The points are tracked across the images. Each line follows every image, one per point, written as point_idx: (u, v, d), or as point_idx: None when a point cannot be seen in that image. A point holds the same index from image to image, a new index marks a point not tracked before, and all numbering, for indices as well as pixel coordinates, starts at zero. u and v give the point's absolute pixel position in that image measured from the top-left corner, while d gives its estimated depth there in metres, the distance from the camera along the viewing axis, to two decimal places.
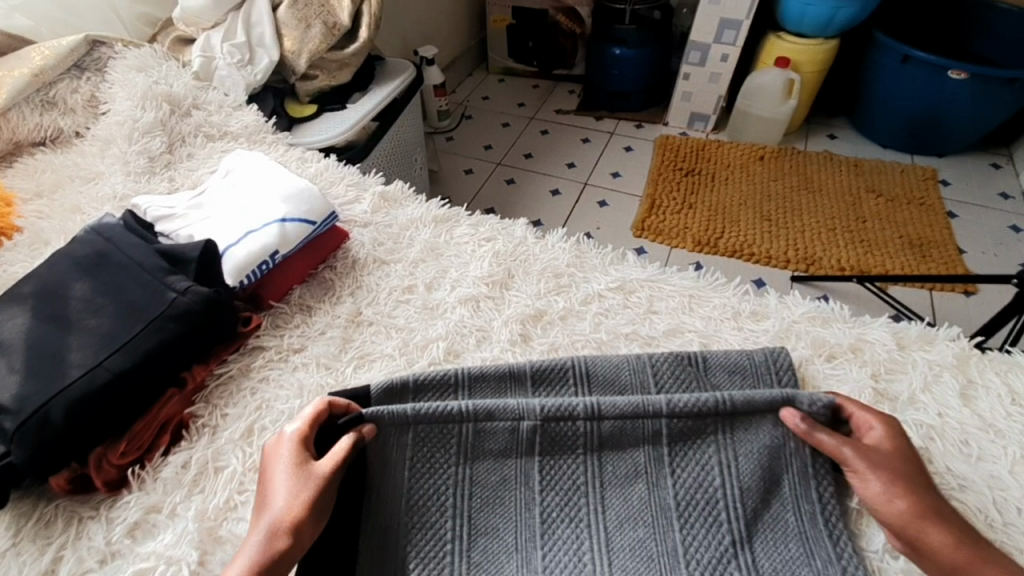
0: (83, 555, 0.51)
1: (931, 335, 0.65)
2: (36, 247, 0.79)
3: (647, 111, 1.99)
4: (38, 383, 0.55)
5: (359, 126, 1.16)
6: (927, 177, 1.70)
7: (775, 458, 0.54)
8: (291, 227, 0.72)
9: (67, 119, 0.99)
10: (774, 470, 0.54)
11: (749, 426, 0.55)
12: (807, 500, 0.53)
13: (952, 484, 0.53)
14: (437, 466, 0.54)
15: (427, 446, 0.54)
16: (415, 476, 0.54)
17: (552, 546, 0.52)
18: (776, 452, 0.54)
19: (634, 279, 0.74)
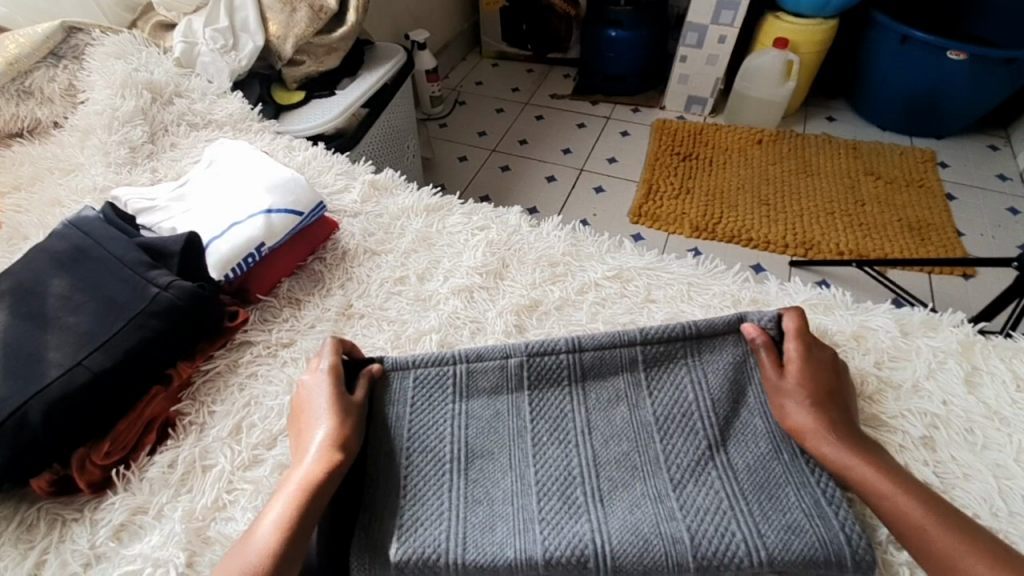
0: (67, 559, 0.50)
1: (935, 321, 0.64)
2: (15, 242, 0.77)
3: (643, 95, 1.96)
4: (15, 383, 0.53)
5: (348, 113, 1.13)
6: (926, 159, 1.68)
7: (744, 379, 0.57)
8: (277, 218, 0.70)
9: (45, 109, 0.96)
10: (741, 382, 0.57)
11: (716, 348, 0.58)
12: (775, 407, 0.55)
13: (957, 474, 0.51)
14: (433, 404, 0.57)
15: (424, 387, 0.58)
16: (413, 415, 0.57)
17: (543, 464, 0.54)
18: (742, 368, 0.57)
19: (632, 267, 0.72)
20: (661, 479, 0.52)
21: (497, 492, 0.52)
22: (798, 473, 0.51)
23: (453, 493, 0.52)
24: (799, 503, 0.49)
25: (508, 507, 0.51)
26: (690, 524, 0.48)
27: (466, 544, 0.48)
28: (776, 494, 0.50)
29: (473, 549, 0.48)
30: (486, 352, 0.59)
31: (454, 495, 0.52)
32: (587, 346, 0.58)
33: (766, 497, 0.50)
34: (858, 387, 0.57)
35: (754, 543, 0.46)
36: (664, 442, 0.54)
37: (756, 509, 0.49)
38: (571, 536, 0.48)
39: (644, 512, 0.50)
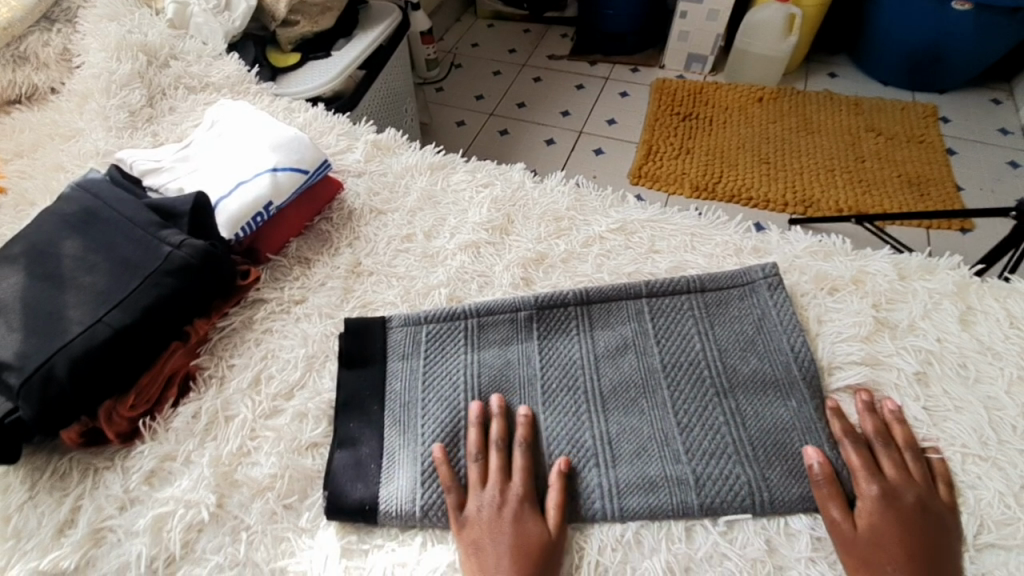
0: (102, 504, 0.52)
1: (933, 264, 0.65)
2: (22, 208, 0.77)
3: (643, 54, 1.92)
4: (40, 340, 0.55)
5: (345, 75, 1.11)
6: (927, 114, 1.66)
7: (750, 325, 0.59)
8: (283, 177, 0.70)
9: (39, 74, 0.94)
10: (748, 330, 0.59)
11: (722, 301, 0.61)
12: (782, 351, 0.57)
13: (948, 406, 0.54)
14: (446, 355, 0.59)
15: (436, 341, 0.60)
16: (428, 364, 0.59)
17: (554, 410, 0.55)
18: (749, 316, 0.60)
19: (636, 220, 0.73)
20: (668, 423, 0.54)
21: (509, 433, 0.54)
22: (799, 417, 0.53)
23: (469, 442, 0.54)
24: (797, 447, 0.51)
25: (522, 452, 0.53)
26: (694, 465, 0.51)
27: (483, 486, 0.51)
28: (777, 438, 0.52)
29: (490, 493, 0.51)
30: (496, 308, 0.61)
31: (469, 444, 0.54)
32: (593, 298, 0.61)
33: (766, 439, 0.52)
34: (857, 329, 0.59)
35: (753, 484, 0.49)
36: (671, 386, 0.56)
37: (758, 453, 0.51)
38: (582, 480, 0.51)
39: (650, 457, 0.52)
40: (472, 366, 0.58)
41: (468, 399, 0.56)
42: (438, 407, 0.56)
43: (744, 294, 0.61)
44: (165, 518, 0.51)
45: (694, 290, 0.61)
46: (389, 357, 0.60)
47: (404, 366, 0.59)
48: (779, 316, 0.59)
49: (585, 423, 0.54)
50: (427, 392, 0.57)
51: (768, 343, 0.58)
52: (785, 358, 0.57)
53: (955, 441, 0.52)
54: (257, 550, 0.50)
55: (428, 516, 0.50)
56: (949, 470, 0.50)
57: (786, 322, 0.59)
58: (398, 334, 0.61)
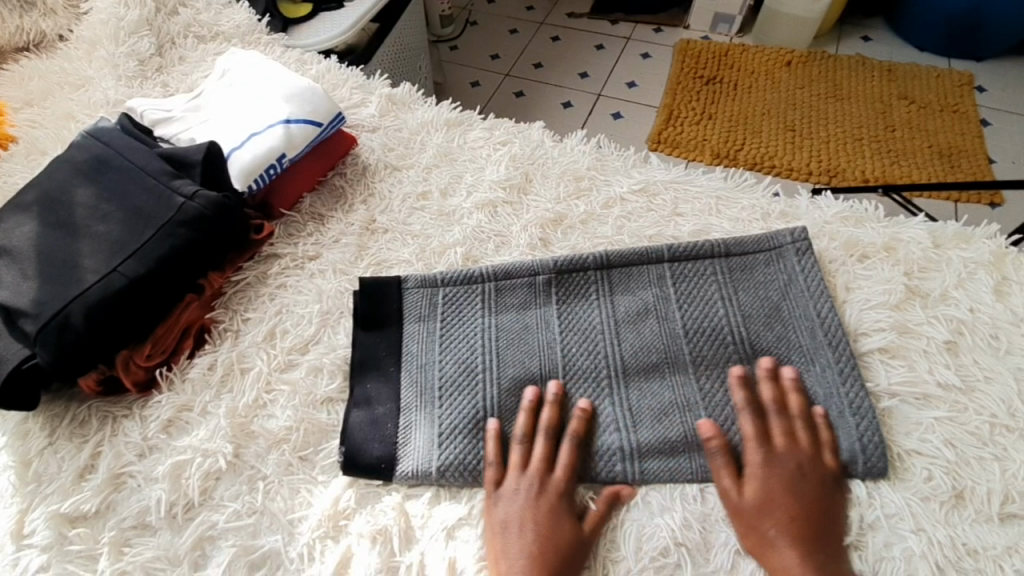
0: (121, 450, 0.53)
1: (969, 232, 0.62)
2: (34, 157, 0.76)
3: (666, 13, 1.84)
4: (55, 288, 0.55)
5: (359, 27, 1.07)
6: (963, 82, 1.58)
7: (775, 292, 0.57)
8: (296, 129, 0.68)
9: (48, 21, 0.93)
10: (774, 296, 0.57)
11: (747, 267, 0.59)
12: (809, 316, 0.55)
13: (978, 376, 0.52)
14: (464, 317, 0.58)
15: (453, 305, 0.59)
16: (445, 327, 0.58)
17: (574, 373, 0.55)
18: (775, 282, 0.58)
19: (659, 181, 0.70)
20: (690, 388, 0.53)
21: (528, 397, 0.54)
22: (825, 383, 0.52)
23: (488, 404, 0.53)
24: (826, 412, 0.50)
25: (539, 416, 0.53)
26: (714, 431, 0.50)
27: (504, 450, 0.51)
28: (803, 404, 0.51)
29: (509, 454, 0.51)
30: (514, 271, 0.60)
31: (489, 407, 0.53)
32: (614, 262, 0.60)
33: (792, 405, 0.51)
34: (887, 297, 0.57)
35: (775, 448, 0.49)
36: (693, 352, 0.55)
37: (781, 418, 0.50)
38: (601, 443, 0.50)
39: (671, 421, 0.51)
40: (490, 328, 0.57)
41: (485, 359, 0.56)
42: (454, 370, 0.55)
43: (769, 258, 0.59)
44: (184, 465, 0.52)
45: (718, 256, 0.59)
46: (406, 319, 0.59)
47: (421, 328, 0.58)
48: (807, 282, 0.57)
49: (604, 387, 0.54)
50: (443, 354, 0.56)
51: (794, 311, 0.56)
52: (812, 326, 0.55)
53: (983, 411, 0.50)
54: (273, 500, 0.50)
55: (446, 476, 0.50)
56: (975, 441, 0.49)
57: (815, 289, 0.57)
58: (414, 295, 0.60)
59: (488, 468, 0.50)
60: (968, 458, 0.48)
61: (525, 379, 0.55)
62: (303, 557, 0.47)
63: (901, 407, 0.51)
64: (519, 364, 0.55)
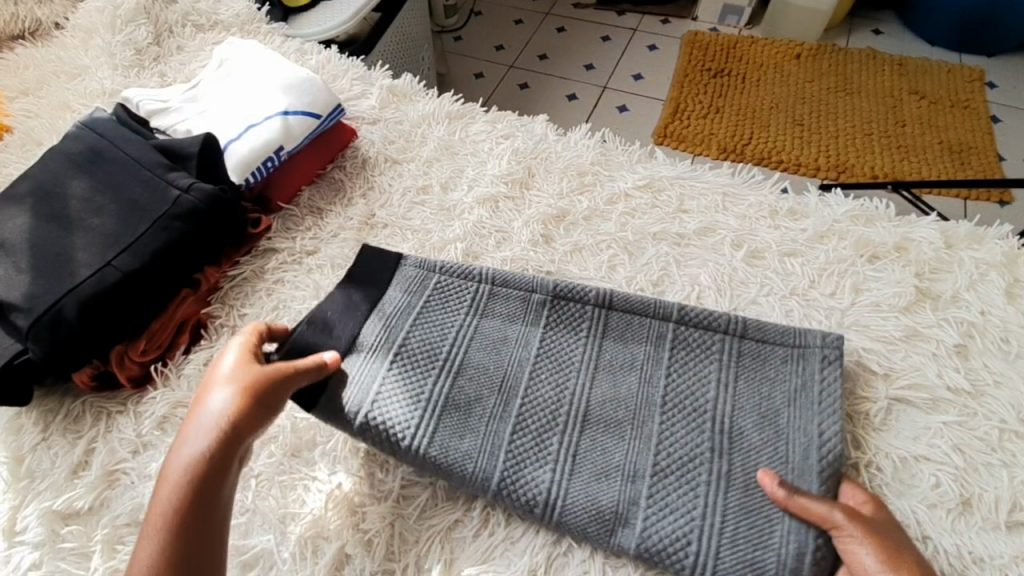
0: (115, 447, 0.52)
1: (982, 232, 0.61)
2: (29, 148, 0.75)
3: (674, 4, 1.80)
4: (47, 282, 0.54)
5: (360, 15, 1.05)
6: (975, 77, 1.55)
7: (781, 393, 0.50)
8: (295, 121, 0.67)
9: (44, 8, 0.91)
10: (778, 398, 0.50)
11: (761, 355, 0.52)
12: (805, 434, 0.48)
13: (988, 381, 0.51)
14: (447, 310, 0.56)
15: (442, 294, 0.57)
16: (425, 308, 0.56)
17: (531, 401, 0.51)
18: (784, 383, 0.51)
19: (664, 177, 0.69)
20: (647, 460, 0.48)
21: (479, 401, 0.51)
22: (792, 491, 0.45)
23: (436, 391, 0.52)
24: (782, 532, 0.44)
25: (484, 427, 0.50)
26: (650, 512, 0.46)
27: (433, 441, 0.49)
28: (761, 524, 0.44)
29: (440, 451, 0.49)
30: (513, 281, 0.57)
31: (437, 394, 0.52)
32: (616, 303, 0.55)
33: (746, 504, 0.45)
34: (896, 299, 0.56)
35: (705, 560, 0.44)
36: (664, 422, 0.50)
37: (728, 530, 0.45)
38: (530, 480, 0.48)
39: (610, 484, 0.47)
40: (463, 339, 0.55)
41: (448, 361, 0.53)
42: (414, 358, 0.53)
43: (790, 355, 0.52)
44: None
45: (733, 331, 0.53)
46: (393, 287, 0.58)
47: (403, 299, 0.57)
48: (824, 395, 0.49)
49: (556, 429, 0.50)
50: (410, 325, 0.55)
51: (788, 415, 0.49)
52: (803, 441, 0.48)
53: (991, 417, 0.49)
54: (266, 498, 0.49)
55: (372, 440, 0.50)
56: (984, 447, 0.48)
57: (825, 401, 0.49)
58: (409, 271, 0.59)
59: (413, 446, 0.49)
60: (976, 464, 0.47)
61: (479, 398, 0.52)
62: (295, 557, 0.46)
63: (909, 411, 0.50)
64: (476, 383, 0.52)
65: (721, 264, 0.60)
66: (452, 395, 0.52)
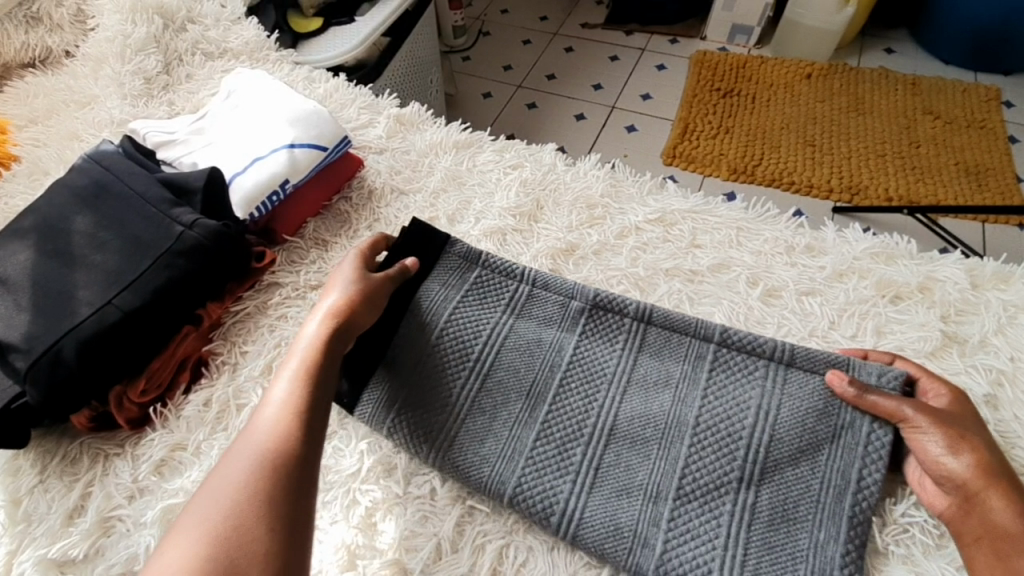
0: (112, 492, 0.51)
1: (1008, 272, 0.59)
2: (37, 177, 0.75)
3: (683, 23, 1.80)
4: (47, 322, 0.53)
5: (369, 41, 1.05)
6: (991, 97, 1.53)
7: (825, 423, 0.48)
8: (301, 153, 0.66)
9: (55, 37, 0.92)
10: (821, 431, 0.48)
11: (807, 385, 0.50)
12: (840, 476, 0.46)
13: (1020, 433, 0.48)
14: (483, 309, 0.57)
15: (481, 294, 0.57)
16: (459, 303, 0.57)
17: (558, 410, 0.52)
18: (829, 417, 0.48)
19: (676, 210, 0.67)
20: (670, 482, 0.48)
21: (505, 408, 0.52)
22: (820, 534, 0.44)
23: (463, 396, 0.53)
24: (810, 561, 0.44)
25: (507, 431, 0.51)
26: (670, 537, 0.46)
27: (456, 446, 0.51)
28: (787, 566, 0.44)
29: (461, 454, 0.51)
30: (554, 285, 0.57)
31: (464, 399, 0.53)
32: (655, 317, 0.55)
33: (772, 540, 0.45)
34: (920, 344, 0.54)
35: None
36: (693, 447, 0.49)
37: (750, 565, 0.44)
38: (548, 489, 0.48)
39: (630, 503, 0.47)
40: (498, 340, 0.55)
41: (480, 366, 0.54)
42: (448, 360, 0.55)
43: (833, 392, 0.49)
44: (175, 510, 0.49)
45: (778, 358, 0.51)
46: (434, 280, 0.58)
47: (444, 295, 0.58)
48: (868, 438, 0.47)
49: (581, 438, 0.50)
50: (445, 329, 0.56)
51: (829, 452, 0.47)
52: (838, 482, 0.46)
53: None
54: None
55: (394, 439, 0.52)
56: None
57: (870, 444, 0.47)
58: (453, 262, 0.59)
59: (433, 453, 0.51)
60: None
61: (507, 402, 0.53)
62: None
63: None
64: (507, 387, 0.53)
65: (735, 303, 0.59)
66: (480, 397, 0.53)
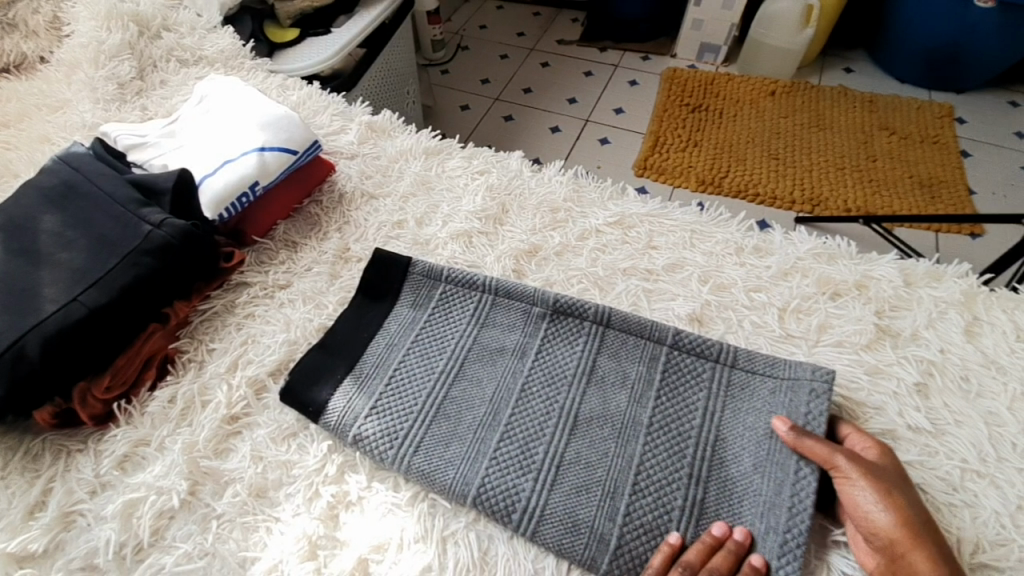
0: (73, 487, 0.51)
1: (940, 270, 0.63)
2: (6, 180, 0.75)
3: (654, 41, 1.87)
4: (12, 319, 0.53)
5: (345, 52, 1.08)
6: (943, 114, 1.61)
7: (762, 425, 0.52)
8: (271, 157, 0.68)
9: (29, 42, 0.93)
10: (761, 430, 0.51)
11: (748, 387, 0.54)
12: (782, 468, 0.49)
13: (948, 420, 0.52)
14: (450, 319, 0.60)
15: (446, 304, 0.61)
16: (429, 317, 0.60)
17: (521, 410, 0.54)
18: (769, 414, 0.52)
19: (635, 214, 0.70)
20: (624, 476, 0.50)
21: (470, 411, 0.54)
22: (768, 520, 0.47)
23: (427, 399, 0.55)
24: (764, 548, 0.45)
25: (471, 434, 0.53)
26: (625, 528, 0.47)
27: (419, 447, 0.52)
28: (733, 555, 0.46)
29: (425, 454, 0.52)
30: (515, 293, 0.61)
31: (427, 402, 0.55)
32: (613, 321, 0.58)
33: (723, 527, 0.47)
34: (857, 337, 0.57)
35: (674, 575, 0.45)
36: (647, 444, 0.51)
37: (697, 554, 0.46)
38: (510, 485, 0.49)
39: (587, 497, 0.49)
40: (465, 346, 0.58)
41: (447, 371, 0.57)
42: (414, 370, 0.57)
43: (777, 388, 0.53)
44: (136, 504, 0.50)
45: (726, 362, 0.55)
46: (403, 296, 0.62)
47: (410, 313, 0.61)
48: (805, 429, 0.50)
49: (542, 436, 0.52)
50: (413, 341, 0.59)
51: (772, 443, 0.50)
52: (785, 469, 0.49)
53: (952, 456, 0.50)
54: (227, 541, 0.48)
55: (357, 447, 0.53)
56: (945, 486, 0.48)
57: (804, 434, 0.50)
58: (416, 281, 0.63)
59: (397, 456, 0.52)
60: (936, 505, 0.47)
61: (473, 404, 0.55)
62: None
63: None
64: (474, 391, 0.55)
65: (689, 301, 0.61)
66: (448, 402, 0.55)
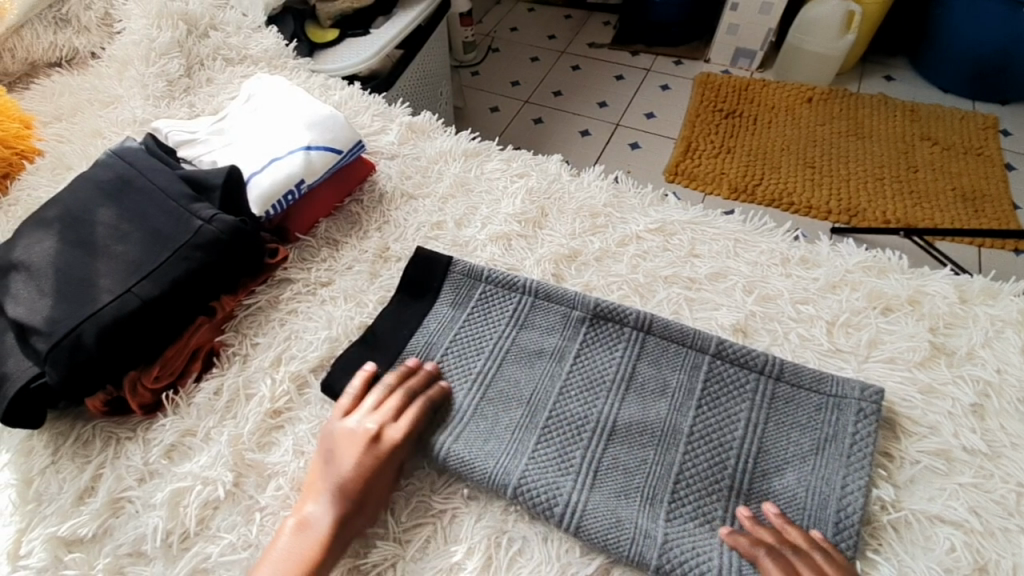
0: (122, 474, 0.52)
1: (996, 288, 0.61)
2: (59, 172, 0.77)
3: (688, 45, 1.85)
4: (69, 308, 0.55)
5: (383, 53, 1.09)
6: (988, 125, 1.56)
7: (807, 440, 0.50)
8: (316, 155, 0.69)
9: (82, 39, 0.96)
10: (805, 444, 0.50)
11: (794, 400, 0.53)
12: (827, 484, 0.48)
13: (1005, 442, 0.50)
14: (489, 319, 0.60)
15: (486, 304, 0.61)
16: (468, 316, 0.60)
17: (560, 412, 0.53)
18: (814, 428, 0.51)
19: (677, 221, 0.69)
20: (664, 483, 0.49)
21: (508, 410, 0.54)
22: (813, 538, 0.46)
23: (466, 397, 0.55)
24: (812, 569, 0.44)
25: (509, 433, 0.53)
26: (668, 532, 0.47)
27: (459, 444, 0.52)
28: None
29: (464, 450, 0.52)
30: (555, 295, 0.60)
31: (466, 400, 0.55)
32: (653, 328, 0.57)
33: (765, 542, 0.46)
34: (909, 353, 0.56)
35: None
36: (688, 454, 0.50)
37: None
38: (550, 485, 0.49)
39: (626, 502, 0.48)
40: (504, 346, 0.58)
41: (486, 371, 0.57)
42: (454, 368, 0.57)
43: (824, 404, 0.52)
44: (183, 493, 0.51)
45: (770, 374, 0.54)
46: (442, 294, 0.62)
47: (450, 311, 0.61)
48: (851, 450, 0.49)
49: (580, 438, 0.52)
50: (452, 339, 0.59)
51: (817, 458, 0.49)
52: (832, 485, 0.48)
53: (1009, 479, 0.48)
54: (269, 533, 0.49)
55: None
56: (1001, 510, 0.47)
57: (851, 450, 0.49)
58: (457, 281, 0.63)
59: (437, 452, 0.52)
60: (991, 530, 0.46)
61: (512, 404, 0.54)
62: None
63: (922, 469, 0.49)
64: (512, 392, 0.55)
65: (733, 311, 0.60)
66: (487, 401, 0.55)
